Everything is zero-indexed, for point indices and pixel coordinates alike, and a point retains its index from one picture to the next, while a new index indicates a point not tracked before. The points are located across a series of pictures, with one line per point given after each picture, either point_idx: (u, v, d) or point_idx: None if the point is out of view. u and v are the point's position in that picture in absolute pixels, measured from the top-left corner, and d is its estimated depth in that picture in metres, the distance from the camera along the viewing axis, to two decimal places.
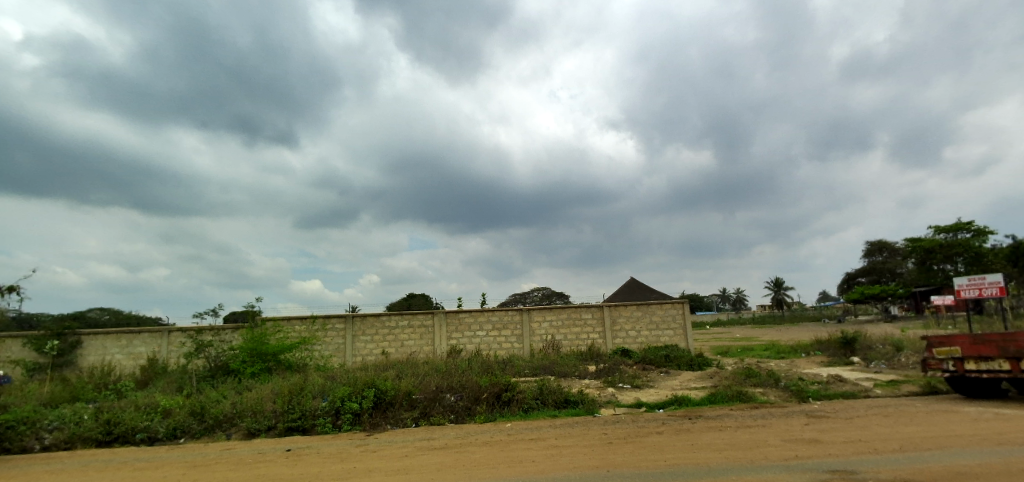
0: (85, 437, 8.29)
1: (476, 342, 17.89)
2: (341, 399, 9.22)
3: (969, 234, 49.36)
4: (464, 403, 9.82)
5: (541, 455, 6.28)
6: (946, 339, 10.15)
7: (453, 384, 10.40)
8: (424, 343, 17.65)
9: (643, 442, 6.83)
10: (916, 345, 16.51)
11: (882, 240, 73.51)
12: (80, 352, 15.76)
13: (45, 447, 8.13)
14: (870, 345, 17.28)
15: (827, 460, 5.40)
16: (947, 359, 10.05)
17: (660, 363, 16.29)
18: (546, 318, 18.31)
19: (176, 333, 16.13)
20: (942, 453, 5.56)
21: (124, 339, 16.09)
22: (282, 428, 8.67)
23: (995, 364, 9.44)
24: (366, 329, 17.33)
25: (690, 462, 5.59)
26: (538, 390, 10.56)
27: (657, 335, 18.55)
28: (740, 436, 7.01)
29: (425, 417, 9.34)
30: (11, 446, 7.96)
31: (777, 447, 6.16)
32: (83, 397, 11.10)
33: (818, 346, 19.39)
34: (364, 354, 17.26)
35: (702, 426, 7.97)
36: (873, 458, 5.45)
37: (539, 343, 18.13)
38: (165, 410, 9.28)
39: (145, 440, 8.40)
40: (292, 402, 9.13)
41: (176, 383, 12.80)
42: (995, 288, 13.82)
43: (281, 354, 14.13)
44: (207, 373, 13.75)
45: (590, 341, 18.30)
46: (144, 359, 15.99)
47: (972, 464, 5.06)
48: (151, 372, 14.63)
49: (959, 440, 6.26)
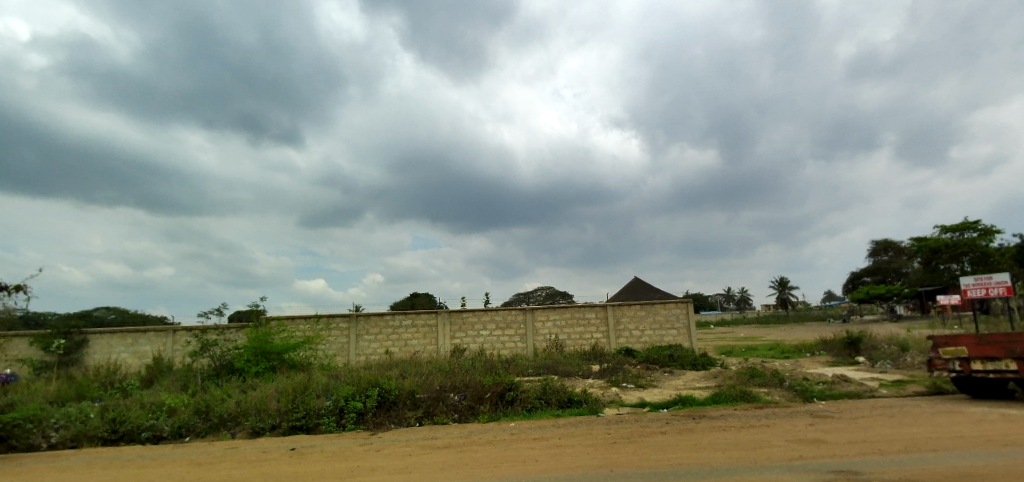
0: (91, 435, 8.33)
1: (479, 341, 17.89)
2: (345, 399, 9.25)
3: (976, 234, 49.03)
4: (467, 402, 9.83)
5: (543, 455, 6.28)
6: (951, 340, 10.05)
7: (456, 384, 10.41)
8: (428, 343, 17.65)
9: (645, 442, 6.82)
10: (922, 345, 16.42)
11: (888, 240, 73.17)
12: (86, 351, 15.89)
13: (52, 445, 8.18)
14: (875, 345, 17.20)
15: (830, 461, 5.39)
16: (953, 359, 9.94)
17: (664, 362, 16.26)
18: (549, 318, 18.30)
19: (181, 332, 16.22)
20: (948, 454, 5.54)
21: (129, 338, 16.19)
22: (286, 427, 8.69)
23: (1002, 364, 9.38)
24: (370, 328, 17.37)
25: (692, 461, 5.61)
26: (541, 390, 10.54)
27: (661, 335, 18.52)
28: (743, 436, 7.00)
29: (428, 416, 9.35)
30: (17, 444, 8.03)
31: (781, 448, 6.15)
32: (88, 395, 11.17)
33: (821, 346, 19.33)
34: (367, 353, 17.29)
35: (705, 425, 7.96)
36: (875, 458, 5.45)
37: (542, 343, 18.12)
38: (171, 408, 9.34)
39: (150, 438, 8.43)
40: (296, 401, 9.16)
41: (181, 382, 12.87)
42: (1002, 288, 13.64)
43: (286, 353, 14.20)
44: (212, 372, 13.82)
45: (593, 340, 18.27)
46: (149, 357, 16.07)
47: (978, 464, 5.07)
48: (157, 370, 14.72)
49: (965, 440, 6.22)
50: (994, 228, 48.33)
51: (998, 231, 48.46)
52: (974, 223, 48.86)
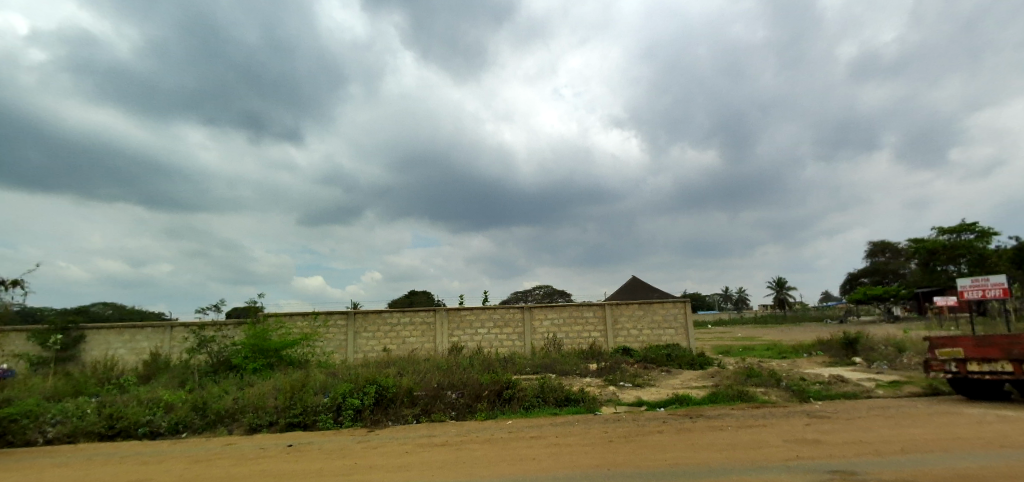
0: (88, 431, 8.31)
1: (477, 340, 17.91)
2: (342, 396, 9.25)
3: (973, 235, 49.26)
4: (465, 400, 9.84)
5: (541, 453, 6.31)
6: (950, 341, 10.10)
7: (454, 381, 10.42)
8: (426, 340, 17.65)
9: (643, 441, 6.83)
10: (919, 346, 16.47)
11: (886, 241, 73.28)
12: (84, 347, 15.88)
13: (48, 441, 8.15)
14: (872, 345, 17.26)
15: (828, 461, 5.41)
16: (950, 360, 9.99)
17: (662, 361, 16.32)
18: (547, 316, 18.32)
19: (178, 328, 16.19)
20: (946, 455, 5.54)
21: (127, 334, 16.16)
22: (283, 424, 8.70)
23: (998, 366, 9.40)
24: (368, 326, 17.39)
25: (691, 460, 5.63)
26: (539, 388, 10.56)
27: (658, 334, 18.55)
28: (741, 435, 7.03)
29: (425, 414, 9.35)
30: (14, 439, 8.02)
31: (778, 448, 6.16)
32: (85, 391, 11.16)
33: (819, 346, 19.38)
34: (365, 350, 17.29)
35: (702, 425, 7.98)
36: (872, 459, 5.47)
37: (540, 341, 18.14)
38: (168, 404, 9.31)
39: (147, 434, 8.43)
40: (294, 398, 9.17)
41: (178, 378, 12.85)
42: (999, 290, 13.63)
43: (284, 350, 14.18)
44: (209, 368, 13.80)
45: (590, 339, 18.29)
46: (147, 353, 16.05)
47: (975, 465, 5.07)
48: (154, 367, 14.70)
49: (962, 441, 6.24)
50: (992, 231, 48.57)
51: (995, 233, 48.68)
52: (971, 225, 49.08)
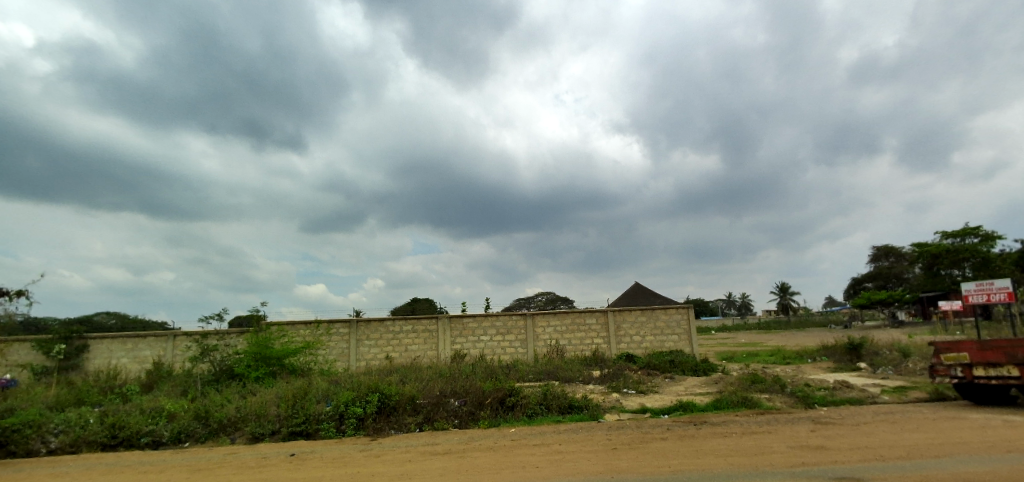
0: (90, 440, 8.36)
1: (480, 347, 17.88)
2: (345, 404, 9.23)
3: (977, 239, 49.06)
4: (467, 408, 9.81)
5: (544, 461, 6.29)
6: (954, 345, 10.08)
7: (456, 389, 10.38)
8: (428, 348, 17.62)
9: (646, 448, 6.79)
10: (925, 351, 16.34)
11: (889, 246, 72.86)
12: (86, 356, 15.94)
13: (51, 451, 8.17)
14: (877, 350, 17.15)
15: (831, 467, 5.40)
16: (955, 365, 9.92)
17: (665, 368, 16.27)
18: (549, 323, 18.28)
19: (181, 337, 16.19)
20: (949, 461, 5.50)
21: (130, 344, 16.19)
22: (286, 433, 8.71)
23: (1004, 371, 9.32)
24: (370, 334, 17.38)
25: (693, 468, 5.60)
26: (541, 395, 10.49)
27: (661, 340, 18.49)
28: (745, 442, 6.99)
29: (428, 422, 9.33)
30: (16, 449, 8.01)
31: (780, 454, 6.15)
32: (88, 400, 11.19)
33: (823, 352, 19.25)
34: (368, 358, 17.28)
35: (706, 432, 7.93)
36: (875, 465, 5.44)
37: (543, 348, 18.10)
38: (170, 414, 9.29)
39: (149, 444, 8.45)
40: (296, 407, 9.18)
41: (180, 387, 12.84)
42: (1003, 294, 13.50)
43: (286, 358, 14.15)
44: (212, 377, 13.82)
45: (593, 346, 18.23)
46: (149, 362, 16.07)
47: (975, 471, 5.03)
48: (157, 376, 14.71)
49: (968, 447, 6.19)
50: (995, 234, 48.41)
51: (999, 237, 48.48)
52: (976, 229, 48.84)
